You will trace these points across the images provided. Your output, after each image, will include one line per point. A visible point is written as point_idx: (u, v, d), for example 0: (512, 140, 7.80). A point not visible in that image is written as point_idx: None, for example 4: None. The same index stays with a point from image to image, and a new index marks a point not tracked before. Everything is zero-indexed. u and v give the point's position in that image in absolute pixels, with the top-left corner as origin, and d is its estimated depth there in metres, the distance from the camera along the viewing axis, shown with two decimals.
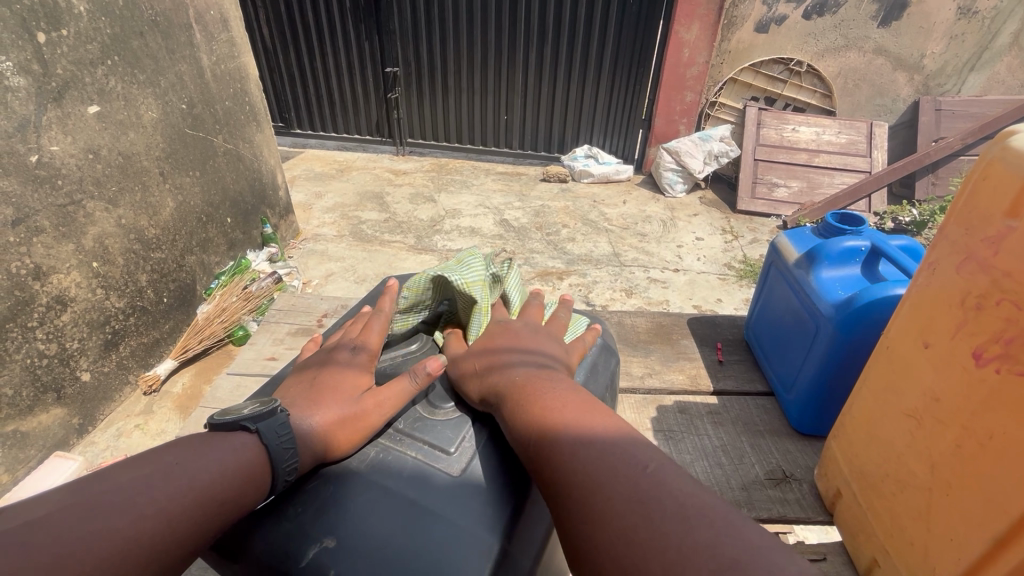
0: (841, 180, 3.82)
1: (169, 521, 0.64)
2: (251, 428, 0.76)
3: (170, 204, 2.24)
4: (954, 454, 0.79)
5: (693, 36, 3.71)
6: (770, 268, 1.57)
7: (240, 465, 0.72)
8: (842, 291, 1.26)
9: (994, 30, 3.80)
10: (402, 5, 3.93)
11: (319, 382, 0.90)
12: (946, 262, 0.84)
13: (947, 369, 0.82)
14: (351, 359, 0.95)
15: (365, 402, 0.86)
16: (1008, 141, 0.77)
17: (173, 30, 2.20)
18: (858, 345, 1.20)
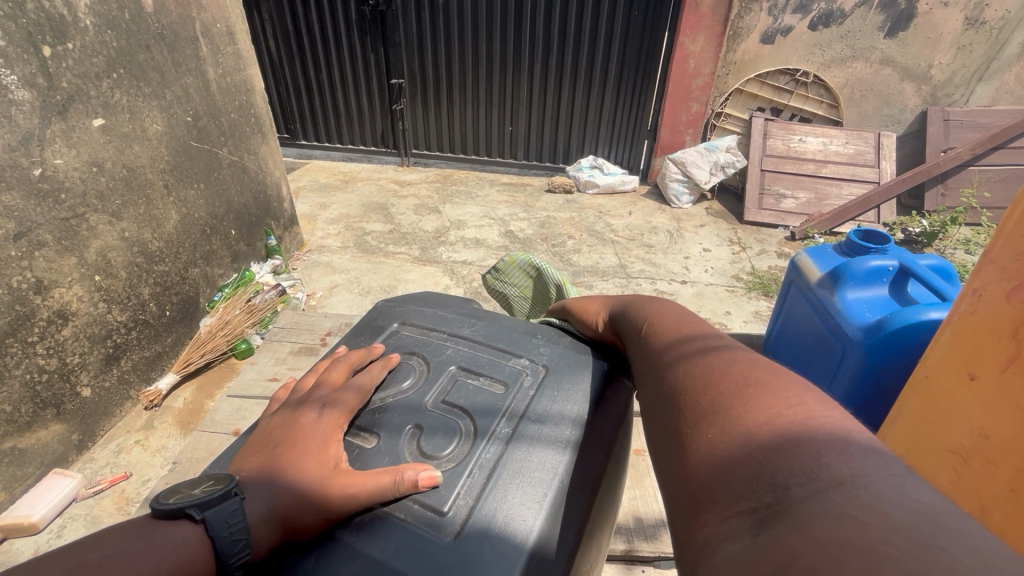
0: (849, 191, 3.79)
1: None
2: (198, 517, 0.59)
3: (174, 216, 2.23)
4: (1008, 495, 0.86)
5: (699, 47, 3.70)
6: (790, 285, 1.60)
7: (181, 564, 0.55)
8: (870, 313, 1.28)
9: (1002, 40, 3.77)
10: (408, 17, 3.95)
11: (276, 450, 0.67)
12: (993, 287, 0.91)
13: (995, 405, 0.90)
14: (318, 423, 0.70)
15: (334, 482, 0.63)
16: None
17: (180, 44, 2.20)
18: (886, 369, 1.24)
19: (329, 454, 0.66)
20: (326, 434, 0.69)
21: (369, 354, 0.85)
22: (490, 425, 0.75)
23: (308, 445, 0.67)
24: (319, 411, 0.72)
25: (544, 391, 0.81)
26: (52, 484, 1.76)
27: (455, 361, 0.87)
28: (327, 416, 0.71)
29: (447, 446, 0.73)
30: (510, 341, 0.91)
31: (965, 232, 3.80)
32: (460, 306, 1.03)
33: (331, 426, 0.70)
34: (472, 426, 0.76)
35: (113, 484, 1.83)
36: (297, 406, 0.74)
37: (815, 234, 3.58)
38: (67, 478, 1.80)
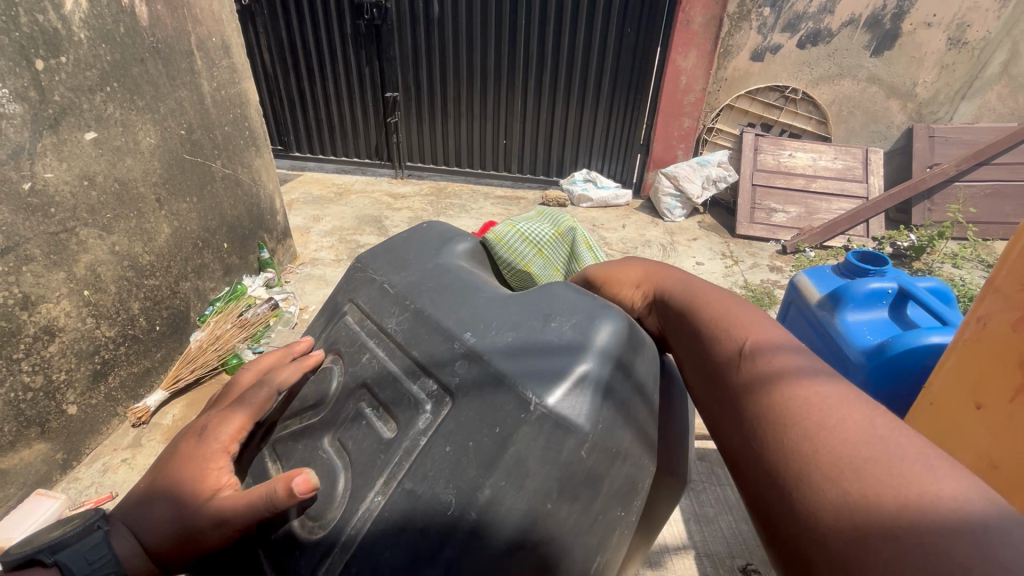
0: (839, 206, 3.84)
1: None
2: (48, 561, 0.62)
3: (165, 230, 2.21)
4: None
5: (690, 63, 3.75)
6: (790, 305, 1.60)
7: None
8: (871, 336, 1.30)
9: (984, 60, 3.87)
10: (403, 32, 3.98)
11: (157, 481, 0.68)
12: (998, 318, 0.92)
13: (1002, 433, 0.91)
14: (197, 450, 0.68)
15: (205, 519, 0.63)
16: None
17: (175, 57, 2.20)
18: (892, 393, 1.25)
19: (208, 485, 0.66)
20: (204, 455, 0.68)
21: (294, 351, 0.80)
22: (369, 479, 0.62)
23: (186, 466, 0.67)
24: (205, 432, 0.70)
25: (438, 437, 0.60)
26: (34, 505, 1.70)
27: (361, 377, 0.70)
28: (209, 442, 0.69)
29: (332, 500, 0.64)
30: (428, 346, 0.67)
31: (952, 246, 3.86)
32: (425, 263, 0.81)
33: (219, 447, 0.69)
34: (350, 482, 0.64)
35: (98, 505, 1.77)
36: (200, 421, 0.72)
37: (806, 248, 3.62)
38: (50, 499, 1.74)
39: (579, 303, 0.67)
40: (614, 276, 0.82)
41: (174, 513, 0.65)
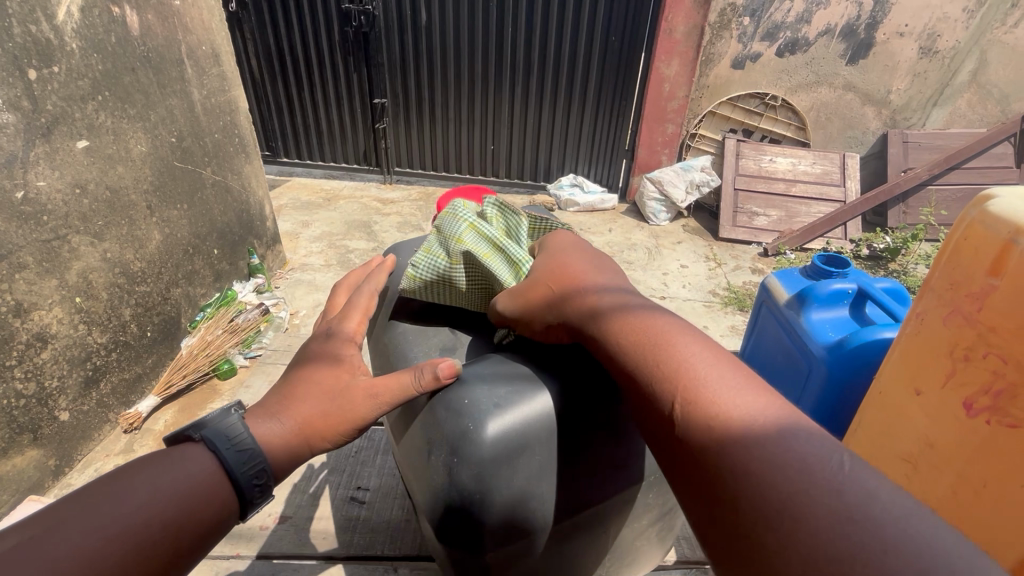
0: (817, 209, 3.96)
1: (90, 559, 0.51)
2: (196, 438, 0.65)
3: (156, 237, 2.22)
4: (951, 498, 0.94)
5: (673, 71, 3.85)
6: (761, 306, 1.68)
7: (179, 480, 0.60)
8: (833, 332, 1.37)
9: (954, 68, 4.01)
10: (391, 39, 4.03)
11: (292, 371, 0.79)
12: (933, 313, 0.98)
13: (939, 419, 0.97)
14: (330, 342, 0.82)
15: (354, 393, 0.75)
16: (986, 205, 0.90)
17: (165, 66, 2.22)
18: (850, 385, 1.31)
19: (348, 364, 0.80)
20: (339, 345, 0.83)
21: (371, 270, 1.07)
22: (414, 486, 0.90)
23: (324, 356, 0.80)
24: (332, 331, 0.85)
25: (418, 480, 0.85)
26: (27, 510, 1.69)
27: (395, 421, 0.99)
28: (340, 335, 0.84)
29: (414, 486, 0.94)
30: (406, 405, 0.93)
31: (926, 247, 3.99)
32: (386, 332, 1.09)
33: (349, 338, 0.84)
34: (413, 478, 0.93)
35: None
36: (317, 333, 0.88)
37: (786, 250, 3.72)
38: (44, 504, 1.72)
39: (455, 421, 0.80)
40: (527, 304, 0.84)
41: (321, 392, 0.75)
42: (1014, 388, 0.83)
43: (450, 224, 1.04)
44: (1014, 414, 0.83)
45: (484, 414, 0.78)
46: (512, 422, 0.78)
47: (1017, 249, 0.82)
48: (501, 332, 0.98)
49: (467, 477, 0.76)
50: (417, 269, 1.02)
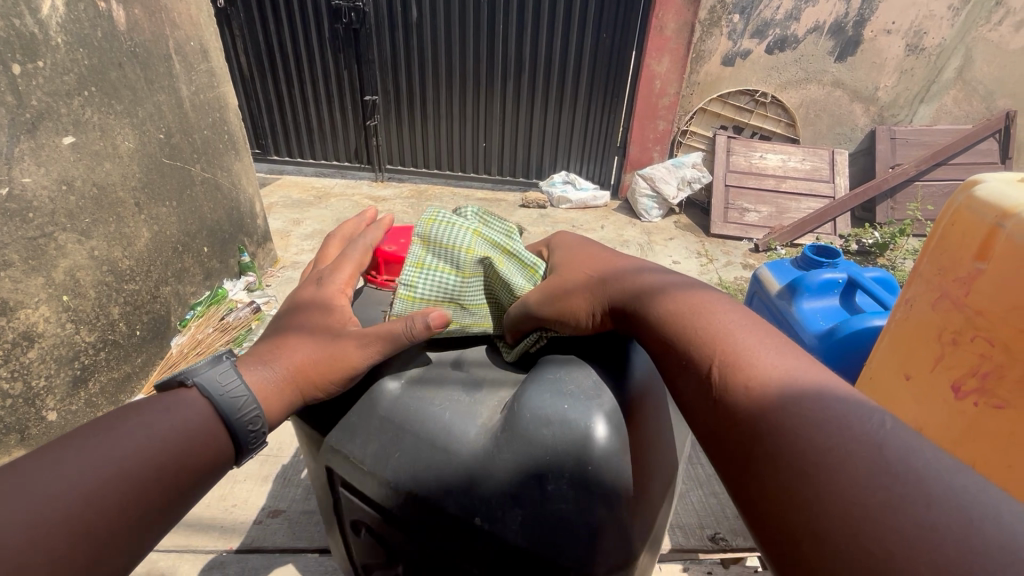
0: (807, 205, 3.99)
1: (86, 498, 0.51)
2: (187, 383, 0.65)
3: (145, 234, 2.20)
4: None
5: (664, 68, 3.86)
6: (753, 298, 1.69)
7: (173, 427, 0.60)
8: (823, 322, 1.39)
9: (940, 65, 4.06)
10: (381, 36, 4.01)
11: (284, 319, 0.81)
12: (922, 299, 0.99)
13: (927, 403, 0.98)
14: (321, 291, 0.85)
15: (343, 340, 0.76)
16: (972, 190, 0.91)
17: (153, 62, 2.20)
18: (841, 374, 1.33)
19: (336, 319, 0.80)
20: (316, 310, 0.82)
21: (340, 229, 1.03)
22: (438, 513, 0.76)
23: (302, 322, 0.79)
24: (323, 280, 0.87)
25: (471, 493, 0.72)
26: None
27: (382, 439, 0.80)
28: (329, 284, 0.86)
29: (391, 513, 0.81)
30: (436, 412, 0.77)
31: (914, 242, 4.03)
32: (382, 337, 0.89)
33: (325, 301, 0.83)
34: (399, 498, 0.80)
35: None
36: (286, 307, 0.85)
37: (777, 246, 3.74)
38: None
39: (565, 434, 0.68)
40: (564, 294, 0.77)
41: (313, 339, 0.76)
42: (999, 370, 0.84)
43: (444, 230, 0.93)
44: (1002, 396, 0.84)
45: (585, 409, 0.70)
46: (619, 417, 0.70)
47: (1001, 234, 0.83)
48: (530, 340, 0.83)
49: (604, 490, 0.66)
50: (420, 283, 0.89)
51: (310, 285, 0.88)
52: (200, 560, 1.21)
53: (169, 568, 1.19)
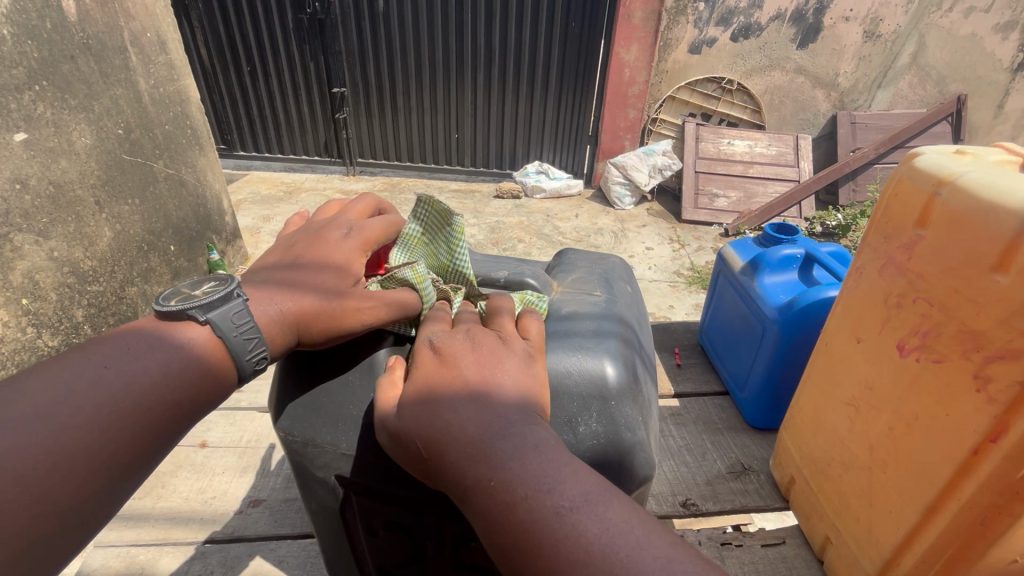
0: (774, 189, 4.09)
1: (103, 431, 0.58)
2: (201, 318, 0.67)
3: (107, 233, 2.13)
4: (888, 435, 1.00)
5: (633, 56, 3.91)
6: (718, 276, 1.75)
7: (187, 364, 0.64)
8: (783, 295, 1.45)
9: (896, 51, 4.20)
10: (347, 26, 3.93)
11: (299, 258, 0.82)
12: (869, 266, 1.06)
13: (876, 363, 1.03)
14: (341, 242, 0.85)
15: (348, 301, 0.77)
16: (913, 162, 0.98)
17: (107, 54, 2.12)
18: (798, 343, 1.39)
19: (349, 272, 0.81)
20: (331, 271, 0.80)
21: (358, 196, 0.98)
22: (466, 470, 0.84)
23: (313, 282, 0.77)
24: (345, 232, 0.87)
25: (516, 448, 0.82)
26: None
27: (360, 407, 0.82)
28: (351, 238, 0.86)
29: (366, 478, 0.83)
30: None
31: None
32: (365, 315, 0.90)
33: (340, 265, 0.81)
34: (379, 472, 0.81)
35: None
36: (292, 262, 0.81)
37: (746, 230, 3.82)
38: None
39: (585, 379, 0.87)
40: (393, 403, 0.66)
41: (318, 291, 0.76)
42: (939, 327, 0.89)
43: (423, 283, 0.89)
44: (938, 351, 0.89)
45: (596, 357, 0.90)
46: (618, 360, 0.91)
47: (938, 201, 0.89)
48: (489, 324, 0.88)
49: (627, 421, 0.85)
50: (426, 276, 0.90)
51: (324, 245, 0.83)
52: (179, 552, 1.20)
53: (148, 561, 1.18)
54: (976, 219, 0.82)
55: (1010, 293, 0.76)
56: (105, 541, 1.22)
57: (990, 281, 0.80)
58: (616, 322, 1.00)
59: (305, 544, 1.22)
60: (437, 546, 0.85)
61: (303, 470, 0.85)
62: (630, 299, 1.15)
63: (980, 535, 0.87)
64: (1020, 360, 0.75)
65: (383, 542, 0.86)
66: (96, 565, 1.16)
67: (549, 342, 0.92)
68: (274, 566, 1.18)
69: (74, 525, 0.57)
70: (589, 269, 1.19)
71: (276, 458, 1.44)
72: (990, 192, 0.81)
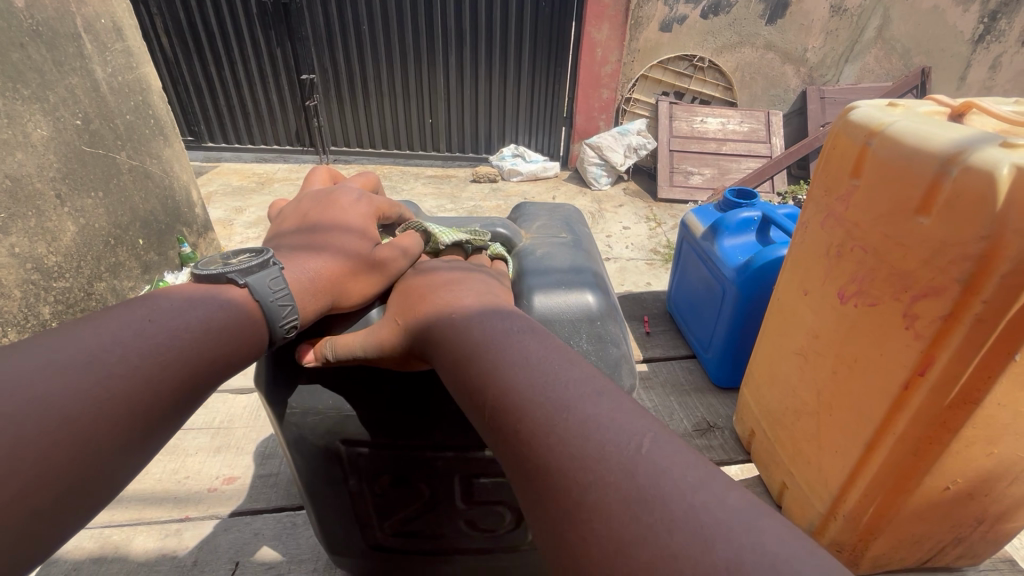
0: (747, 165, 4.14)
1: (147, 377, 0.58)
2: (241, 282, 0.70)
3: (71, 228, 2.07)
4: (832, 378, 1.05)
5: (604, 36, 3.91)
6: (683, 244, 1.79)
7: (225, 321, 0.66)
8: (741, 256, 1.48)
9: (862, 25, 4.25)
10: (313, 11, 3.84)
11: (315, 223, 0.86)
12: (815, 221, 1.11)
13: (820, 312, 1.08)
14: (354, 211, 0.90)
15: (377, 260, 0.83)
16: (848, 116, 1.01)
17: (59, 41, 2.04)
18: (757, 301, 1.44)
19: (369, 237, 0.87)
20: (353, 233, 0.85)
21: (361, 176, 1.04)
22: None
23: (341, 243, 0.82)
24: (357, 201, 0.92)
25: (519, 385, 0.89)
26: None
27: None
28: (363, 208, 0.92)
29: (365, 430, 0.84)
30: None
31: None
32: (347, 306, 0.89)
33: (358, 228, 0.87)
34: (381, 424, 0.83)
35: None
36: (311, 227, 0.85)
37: None
38: None
39: (572, 310, 0.92)
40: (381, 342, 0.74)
41: (344, 255, 0.81)
42: (873, 272, 0.93)
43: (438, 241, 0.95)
44: (874, 294, 0.93)
45: (578, 288, 0.94)
46: (598, 289, 0.96)
47: (869, 152, 0.93)
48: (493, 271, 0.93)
49: (613, 338, 0.92)
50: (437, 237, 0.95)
51: (338, 208, 0.88)
52: (154, 531, 1.19)
53: (122, 541, 1.17)
54: (902, 167, 0.86)
55: (934, 233, 0.81)
56: None
57: (915, 224, 0.84)
58: (588, 258, 1.04)
59: (281, 517, 1.23)
60: (439, 487, 0.90)
61: (303, 446, 0.85)
62: (590, 241, 1.18)
63: (914, 465, 0.92)
64: (942, 296, 0.80)
65: (395, 499, 0.91)
66: (70, 547, 1.16)
67: (531, 282, 0.95)
68: (249, 538, 1.18)
69: (112, 471, 0.55)
70: (551, 216, 1.22)
71: (250, 438, 1.44)
72: (916, 138, 0.85)
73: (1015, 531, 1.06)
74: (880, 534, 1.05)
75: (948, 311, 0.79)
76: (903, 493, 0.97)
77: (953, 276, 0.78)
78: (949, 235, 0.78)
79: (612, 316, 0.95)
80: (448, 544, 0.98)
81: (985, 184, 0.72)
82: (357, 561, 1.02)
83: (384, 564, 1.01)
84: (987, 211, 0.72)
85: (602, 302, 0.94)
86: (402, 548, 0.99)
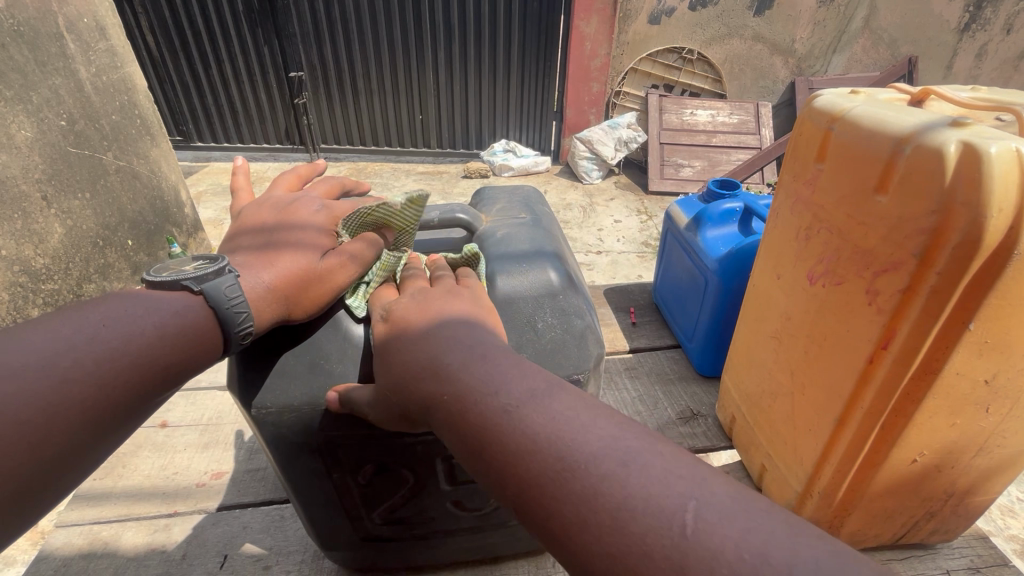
0: (737, 157, 4.14)
1: (99, 385, 0.61)
2: (196, 289, 0.73)
3: (58, 229, 2.07)
4: (804, 358, 1.07)
5: (593, 29, 3.92)
6: (667, 236, 1.80)
7: (180, 329, 0.69)
8: (723, 246, 1.50)
9: (849, 14, 4.26)
10: (299, 8, 3.81)
11: (272, 232, 0.85)
12: (785, 206, 1.12)
13: (792, 294, 1.09)
14: (313, 216, 0.88)
15: (331, 266, 0.82)
16: (812, 101, 1.03)
17: (41, 41, 2.02)
18: (736, 291, 1.46)
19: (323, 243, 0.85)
20: (310, 239, 0.84)
21: (327, 177, 1.04)
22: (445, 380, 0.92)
23: (296, 251, 0.82)
24: (317, 206, 0.90)
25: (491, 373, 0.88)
26: None
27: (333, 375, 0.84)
28: (322, 211, 0.90)
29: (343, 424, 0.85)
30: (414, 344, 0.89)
31: None
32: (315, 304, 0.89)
33: (317, 234, 0.86)
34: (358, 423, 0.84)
35: None
36: (269, 235, 0.85)
37: None
38: None
39: (534, 284, 0.93)
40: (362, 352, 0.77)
41: (299, 259, 0.81)
42: (838, 253, 0.95)
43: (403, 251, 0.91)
44: (839, 274, 0.95)
45: (538, 263, 0.96)
46: (557, 263, 0.98)
47: (831, 136, 0.95)
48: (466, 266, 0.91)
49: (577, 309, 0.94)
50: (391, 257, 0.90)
51: (296, 215, 0.87)
52: (143, 526, 1.20)
53: (111, 537, 1.18)
54: (861, 148, 0.88)
55: (891, 211, 0.83)
56: (67, 521, 1.22)
57: (873, 203, 0.86)
58: (548, 236, 1.07)
59: (268, 510, 1.24)
60: (424, 471, 0.91)
61: (283, 443, 0.86)
62: (553, 221, 1.20)
63: (881, 438, 0.94)
64: (900, 271, 0.82)
65: (380, 486, 0.92)
66: (59, 544, 1.16)
67: (494, 261, 0.96)
68: (238, 531, 1.19)
69: (61, 471, 0.58)
70: (510, 199, 1.24)
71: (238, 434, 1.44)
72: (872, 121, 0.87)
73: (983, 504, 1.09)
74: (854, 510, 1.07)
75: (905, 286, 0.81)
76: (873, 468, 0.99)
77: (909, 251, 0.80)
78: (904, 213, 0.80)
79: (575, 291, 0.97)
80: (437, 527, 1.00)
81: (935, 162, 0.74)
82: (351, 553, 1.04)
83: (369, 553, 1.02)
84: (937, 186, 0.74)
85: (562, 274, 0.96)
86: (393, 536, 1.00)
